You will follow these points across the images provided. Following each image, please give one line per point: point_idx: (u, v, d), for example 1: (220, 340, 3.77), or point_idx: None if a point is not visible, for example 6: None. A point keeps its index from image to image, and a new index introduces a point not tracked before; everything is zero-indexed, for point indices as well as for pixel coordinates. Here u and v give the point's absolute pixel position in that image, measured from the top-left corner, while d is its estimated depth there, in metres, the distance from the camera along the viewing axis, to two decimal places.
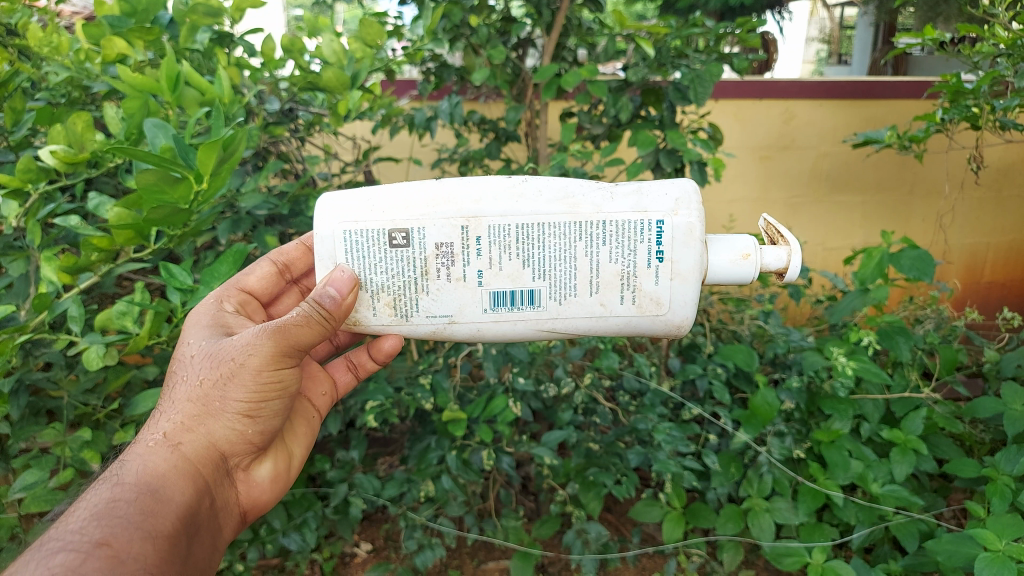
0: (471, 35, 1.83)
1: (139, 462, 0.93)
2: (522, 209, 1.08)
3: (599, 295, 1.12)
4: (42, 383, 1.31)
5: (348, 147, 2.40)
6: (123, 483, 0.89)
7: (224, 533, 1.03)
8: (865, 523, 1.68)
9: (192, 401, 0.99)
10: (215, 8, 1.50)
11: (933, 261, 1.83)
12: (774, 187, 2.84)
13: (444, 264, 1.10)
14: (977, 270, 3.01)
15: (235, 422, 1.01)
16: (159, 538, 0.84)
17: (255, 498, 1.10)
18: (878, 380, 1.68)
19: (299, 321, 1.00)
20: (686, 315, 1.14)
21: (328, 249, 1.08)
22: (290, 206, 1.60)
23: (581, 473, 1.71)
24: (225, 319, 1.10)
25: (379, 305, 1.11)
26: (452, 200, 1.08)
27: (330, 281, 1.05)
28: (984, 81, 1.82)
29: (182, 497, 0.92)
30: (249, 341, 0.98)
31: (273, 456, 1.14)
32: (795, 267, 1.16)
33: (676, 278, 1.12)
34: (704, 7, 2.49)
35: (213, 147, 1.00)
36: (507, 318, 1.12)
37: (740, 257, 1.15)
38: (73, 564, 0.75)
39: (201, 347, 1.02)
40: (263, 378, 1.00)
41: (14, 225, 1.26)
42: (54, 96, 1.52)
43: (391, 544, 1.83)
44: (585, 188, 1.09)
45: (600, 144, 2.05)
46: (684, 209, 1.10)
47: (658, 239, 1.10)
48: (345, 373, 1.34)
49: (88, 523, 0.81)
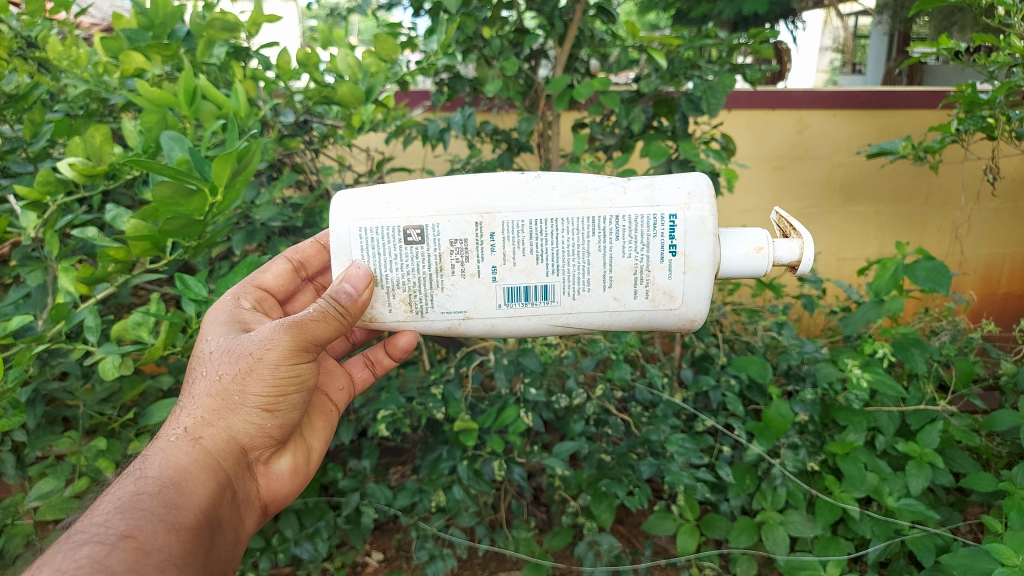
0: (484, 47, 1.82)
1: (162, 456, 0.93)
2: (535, 205, 1.08)
3: (612, 290, 1.11)
4: (59, 393, 1.33)
5: (362, 158, 2.44)
6: (146, 477, 0.90)
7: (246, 525, 1.04)
8: (881, 537, 1.64)
9: (211, 396, 0.99)
10: (232, 23, 1.49)
11: (949, 273, 1.81)
12: (787, 197, 2.82)
13: (459, 260, 1.10)
14: (993, 281, 2.99)
15: (255, 416, 1.01)
16: (182, 530, 0.85)
17: (275, 491, 1.10)
18: (893, 393, 1.66)
19: (316, 316, 1.00)
20: (700, 308, 1.13)
21: (343, 245, 1.08)
22: (304, 218, 1.62)
23: (593, 484, 1.71)
24: (242, 315, 1.10)
25: (394, 301, 1.12)
26: (465, 197, 1.08)
27: (345, 277, 1.05)
28: (1001, 90, 1.79)
29: (205, 490, 0.92)
30: (267, 336, 0.98)
31: (291, 449, 1.14)
32: (808, 260, 1.15)
33: (689, 271, 1.11)
34: (717, 18, 2.48)
35: (228, 159, 1.00)
36: (521, 314, 1.13)
37: (752, 250, 1.14)
38: (100, 556, 0.75)
39: (220, 343, 1.03)
40: (281, 372, 1.00)
41: (32, 236, 1.28)
42: (73, 108, 1.54)
43: (403, 554, 1.84)
44: (597, 183, 1.09)
45: (612, 154, 2.06)
46: (697, 203, 1.09)
47: (671, 233, 1.09)
48: (362, 370, 1.34)
49: (113, 516, 0.82)
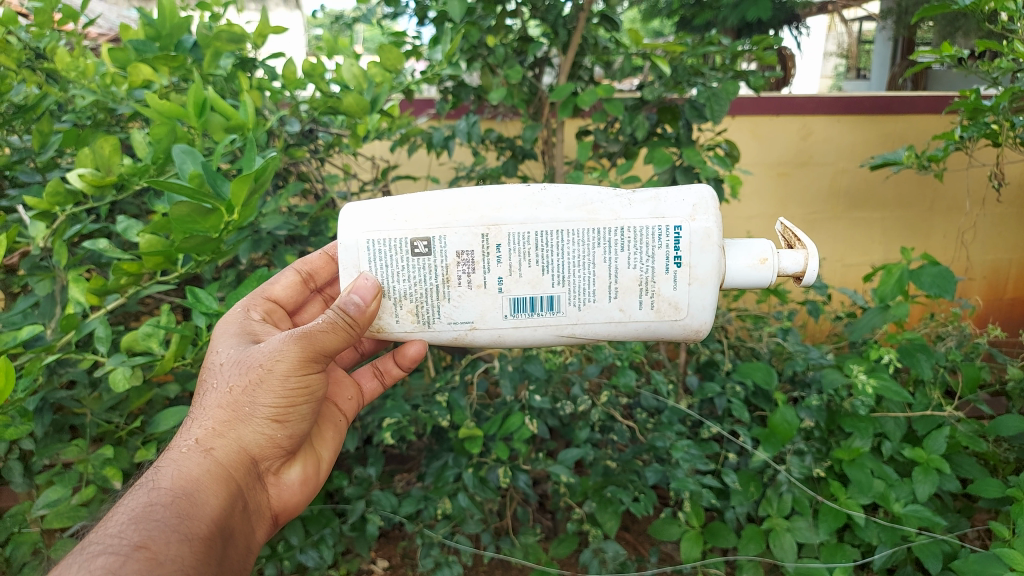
0: (488, 56, 1.82)
1: (173, 467, 0.94)
2: (541, 216, 1.09)
3: (618, 300, 1.12)
4: (67, 401, 1.34)
5: (367, 167, 2.46)
6: (158, 487, 0.90)
7: (256, 535, 1.04)
8: (887, 544, 1.63)
9: (222, 407, 0.99)
10: (238, 35, 1.52)
11: (954, 278, 1.81)
12: (792, 203, 2.81)
13: (466, 271, 1.10)
14: (999, 287, 2.99)
15: (265, 426, 1.01)
16: (195, 541, 0.85)
17: (286, 501, 1.10)
18: (899, 399, 1.65)
19: (325, 327, 1.01)
20: (704, 319, 1.14)
21: (351, 257, 1.09)
22: (310, 227, 1.64)
23: (599, 491, 1.70)
24: (252, 326, 1.11)
25: (401, 313, 1.12)
26: (472, 209, 1.09)
27: (354, 288, 1.06)
28: (1005, 97, 1.79)
29: (216, 500, 0.93)
30: (276, 347, 0.99)
31: (301, 459, 1.14)
32: (813, 271, 1.15)
33: (694, 282, 1.11)
34: (721, 25, 2.53)
35: (246, 180, 1.00)
36: (527, 324, 1.13)
37: (757, 261, 1.14)
38: (114, 566, 0.76)
39: (230, 354, 1.03)
40: (291, 383, 1.00)
41: (41, 246, 1.26)
42: (79, 118, 1.56)
43: (409, 562, 1.84)
44: (603, 195, 1.09)
45: (617, 161, 2.04)
46: (702, 215, 1.09)
47: (676, 245, 1.10)
48: (371, 380, 1.34)
49: (127, 526, 0.83)
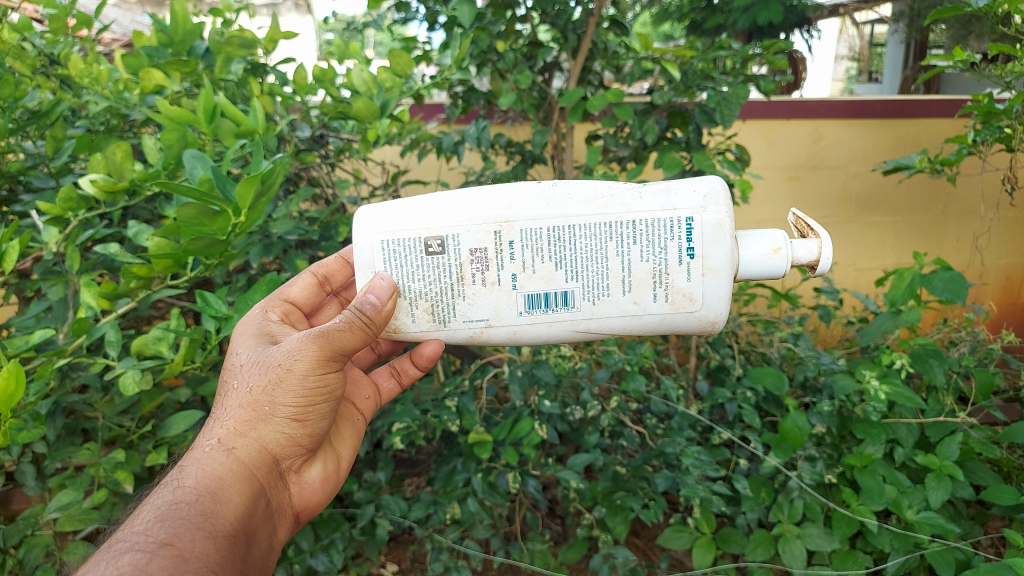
0: (497, 61, 1.83)
1: (196, 466, 0.94)
2: (553, 212, 1.08)
3: (632, 294, 1.11)
4: (79, 405, 1.35)
5: (377, 172, 2.48)
6: (183, 486, 0.91)
7: (279, 534, 1.04)
8: (900, 551, 1.61)
9: (243, 407, 0.99)
10: (249, 40, 1.51)
11: (968, 283, 1.80)
12: (804, 207, 2.80)
13: (479, 269, 1.10)
14: (1013, 291, 2.97)
15: (286, 426, 1.01)
16: (219, 538, 0.86)
17: (307, 499, 1.10)
18: (912, 406, 1.63)
19: (342, 326, 1.01)
20: (720, 310, 1.13)
21: (366, 257, 1.09)
22: (320, 232, 1.65)
23: (609, 496, 1.71)
24: (270, 327, 1.11)
25: (417, 312, 1.12)
26: (485, 207, 1.09)
27: (370, 287, 1.06)
28: (1020, 99, 1.77)
29: (240, 498, 0.93)
30: (295, 346, 0.99)
31: (322, 458, 1.14)
32: (827, 259, 1.14)
33: (707, 273, 1.11)
34: (732, 27, 2.52)
35: (252, 182, 1.00)
36: (543, 320, 1.13)
37: (771, 250, 1.13)
38: (141, 563, 0.77)
39: (250, 356, 1.03)
40: (310, 382, 1.00)
41: (54, 251, 1.28)
42: (94, 124, 1.59)
43: (418, 566, 1.84)
44: (613, 189, 1.09)
45: (626, 166, 2.05)
46: (713, 205, 1.09)
47: (688, 236, 1.09)
48: (387, 380, 1.34)
49: (152, 524, 0.83)
